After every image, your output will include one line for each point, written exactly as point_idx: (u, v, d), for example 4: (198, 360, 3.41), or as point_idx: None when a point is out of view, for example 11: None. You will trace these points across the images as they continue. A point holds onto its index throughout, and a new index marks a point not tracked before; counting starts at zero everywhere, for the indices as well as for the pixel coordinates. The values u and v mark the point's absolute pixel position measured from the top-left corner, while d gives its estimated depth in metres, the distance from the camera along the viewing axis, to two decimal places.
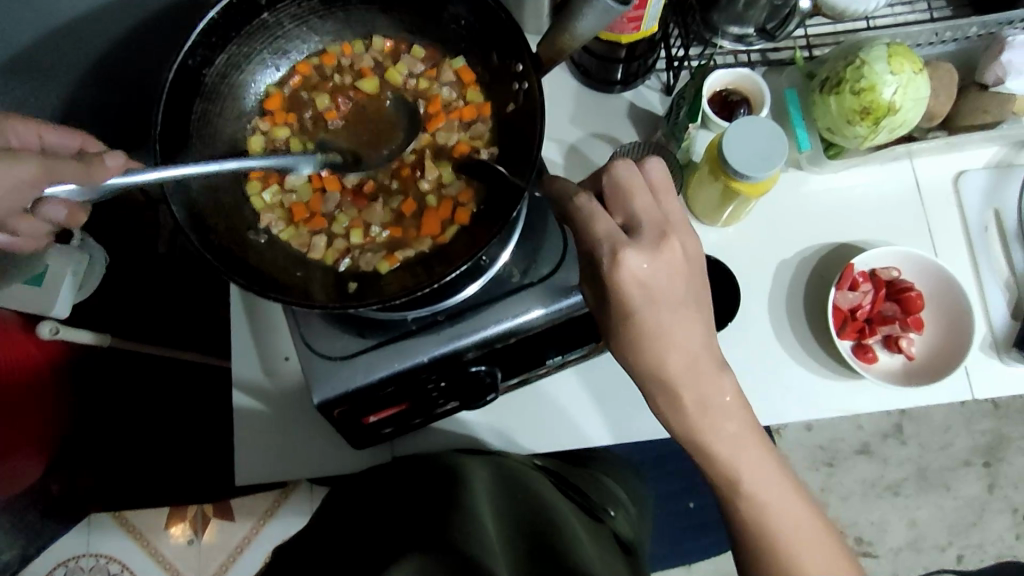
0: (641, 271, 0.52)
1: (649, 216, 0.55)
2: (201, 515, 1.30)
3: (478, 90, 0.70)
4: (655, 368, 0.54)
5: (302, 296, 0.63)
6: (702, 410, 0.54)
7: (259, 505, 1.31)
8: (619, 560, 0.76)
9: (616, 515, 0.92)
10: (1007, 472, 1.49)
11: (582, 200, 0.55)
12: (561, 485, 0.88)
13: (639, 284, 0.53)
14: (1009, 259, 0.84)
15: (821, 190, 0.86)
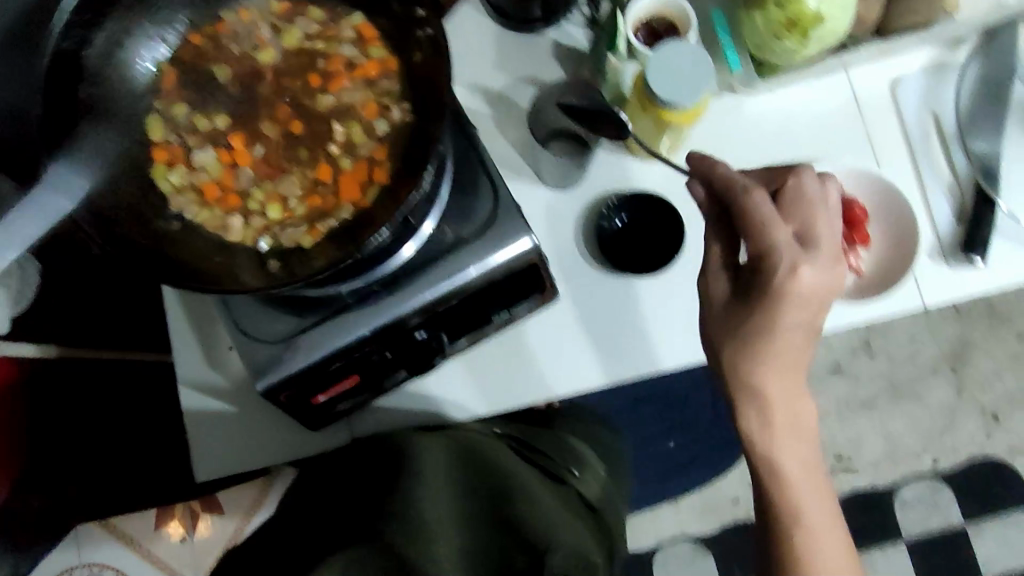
0: (812, 285, 0.60)
1: (824, 237, 0.63)
2: (189, 510, 1.18)
3: (382, 44, 0.66)
4: (757, 387, 0.65)
5: (221, 282, 0.60)
6: (783, 421, 0.66)
7: (247, 495, 1.18)
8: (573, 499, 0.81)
9: (581, 475, 0.92)
10: (973, 374, 1.52)
11: (756, 200, 0.62)
12: (524, 449, 0.90)
13: (810, 294, 0.61)
14: (951, 162, 0.83)
15: (757, 112, 0.84)
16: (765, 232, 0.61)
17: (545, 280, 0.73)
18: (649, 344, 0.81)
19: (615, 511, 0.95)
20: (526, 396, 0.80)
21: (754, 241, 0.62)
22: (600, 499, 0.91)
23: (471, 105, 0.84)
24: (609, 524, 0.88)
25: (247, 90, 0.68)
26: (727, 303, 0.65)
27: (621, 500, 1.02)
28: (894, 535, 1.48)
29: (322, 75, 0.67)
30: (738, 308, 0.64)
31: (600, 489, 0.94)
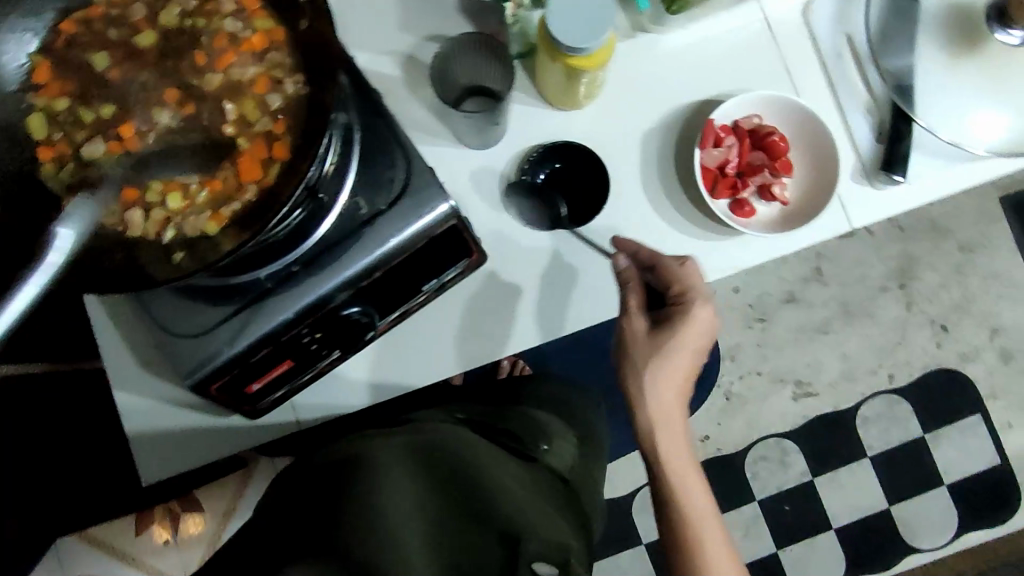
0: (705, 318, 0.76)
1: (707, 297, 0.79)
2: (171, 514, 1.30)
3: (265, 15, 0.63)
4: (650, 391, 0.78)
5: (128, 277, 0.59)
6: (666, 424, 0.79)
7: (224, 497, 1.30)
8: (547, 484, 0.78)
9: (552, 447, 0.85)
10: (921, 288, 1.56)
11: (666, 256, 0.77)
12: (490, 432, 0.85)
13: (701, 325, 0.76)
14: (867, 81, 0.83)
15: (672, 49, 0.82)
16: (685, 274, 0.76)
17: (471, 240, 0.72)
18: (597, 292, 0.81)
19: (592, 480, 0.90)
20: (474, 355, 0.81)
21: (675, 283, 0.76)
22: (575, 469, 0.87)
23: (381, 70, 0.81)
24: (582, 499, 0.84)
25: (130, 76, 0.64)
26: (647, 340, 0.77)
27: (600, 466, 0.95)
28: (857, 452, 1.54)
29: (208, 53, 0.64)
30: (664, 335, 0.77)
31: (575, 458, 0.88)
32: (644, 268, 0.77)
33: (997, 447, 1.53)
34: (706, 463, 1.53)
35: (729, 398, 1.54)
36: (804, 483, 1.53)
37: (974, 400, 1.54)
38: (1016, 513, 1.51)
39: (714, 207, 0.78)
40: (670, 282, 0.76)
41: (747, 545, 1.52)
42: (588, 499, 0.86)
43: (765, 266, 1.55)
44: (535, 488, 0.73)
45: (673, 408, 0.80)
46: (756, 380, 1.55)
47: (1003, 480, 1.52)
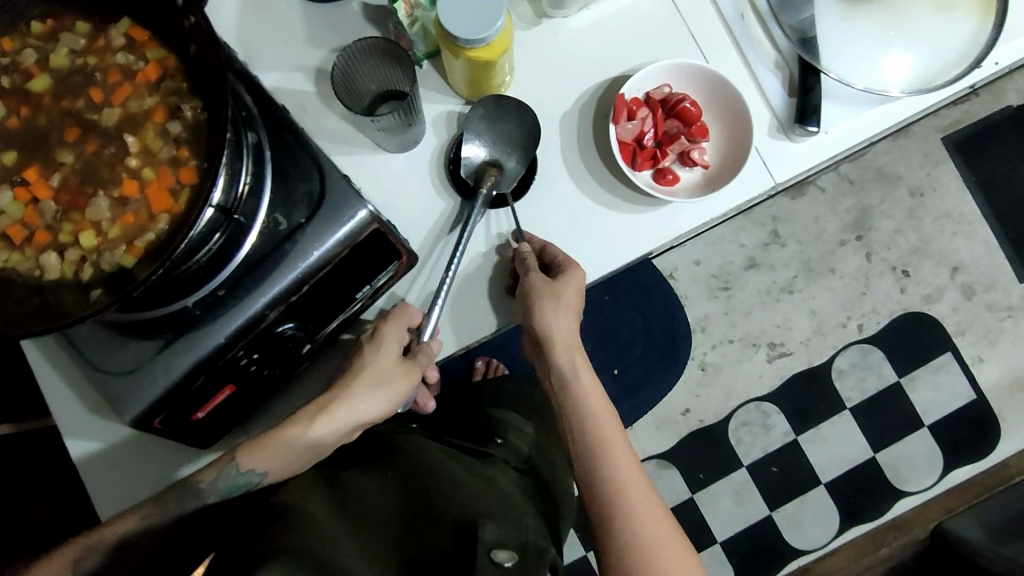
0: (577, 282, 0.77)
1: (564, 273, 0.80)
2: None
3: (155, 43, 0.64)
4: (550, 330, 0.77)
5: (44, 319, 0.58)
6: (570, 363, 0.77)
7: None
8: (504, 472, 0.79)
9: (506, 440, 0.87)
10: (879, 237, 1.58)
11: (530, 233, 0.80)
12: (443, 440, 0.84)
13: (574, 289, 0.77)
14: (773, 40, 0.84)
15: (577, 31, 0.83)
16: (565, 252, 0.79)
17: (397, 240, 0.72)
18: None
19: (557, 469, 0.91)
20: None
21: (560, 253, 0.78)
22: (534, 456, 0.88)
23: (294, 88, 0.82)
24: (546, 486, 0.84)
25: (28, 124, 0.64)
26: (547, 286, 0.75)
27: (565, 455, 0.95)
28: (837, 405, 1.55)
29: (103, 89, 0.64)
30: (555, 286, 0.76)
31: (533, 447, 0.89)
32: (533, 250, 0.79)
33: (972, 381, 1.55)
34: (690, 436, 1.54)
35: (705, 368, 1.56)
36: (789, 443, 1.55)
37: (943, 339, 1.56)
38: (999, 443, 1.53)
39: (636, 179, 0.79)
40: (553, 254, 0.78)
41: (741, 511, 1.53)
42: (554, 481, 0.88)
43: (723, 235, 1.57)
44: (496, 488, 0.71)
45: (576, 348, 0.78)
46: (729, 348, 1.56)
47: (982, 413, 1.54)
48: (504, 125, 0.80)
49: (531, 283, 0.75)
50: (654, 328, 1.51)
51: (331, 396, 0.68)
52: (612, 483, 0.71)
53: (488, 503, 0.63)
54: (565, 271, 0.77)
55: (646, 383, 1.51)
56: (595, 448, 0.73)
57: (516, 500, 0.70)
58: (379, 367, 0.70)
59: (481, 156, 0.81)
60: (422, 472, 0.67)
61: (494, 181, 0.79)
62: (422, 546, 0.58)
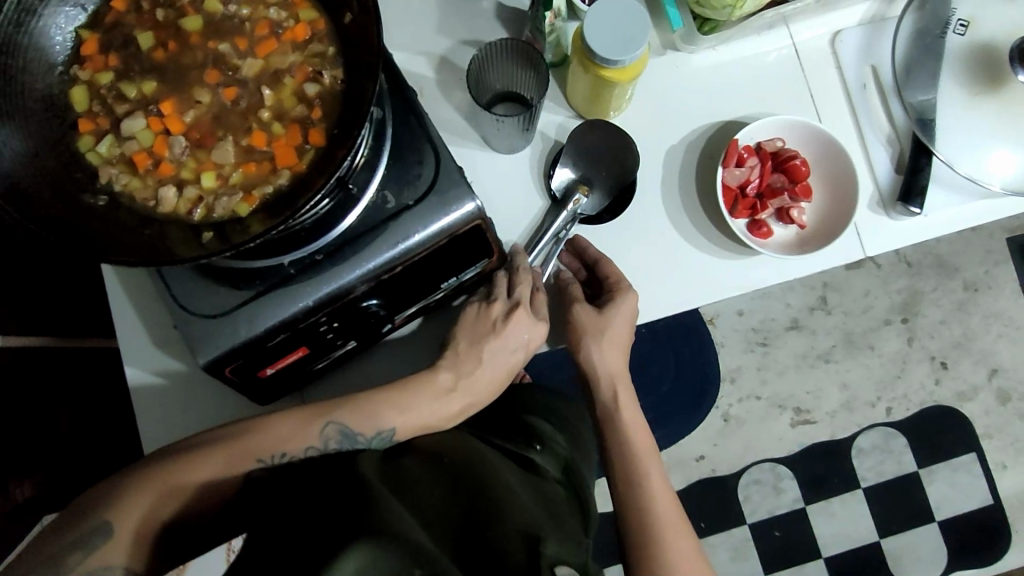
0: (624, 309, 0.77)
1: (614, 273, 0.79)
2: None
3: (309, 6, 0.65)
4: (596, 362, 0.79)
5: (156, 252, 0.59)
6: (621, 389, 0.79)
7: None
8: (546, 485, 0.77)
9: (545, 446, 0.86)
10: (924, 324, 1.56)
11: (582, 242, 0.81)
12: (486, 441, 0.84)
13: (625, 318, 0.78)
14: (890, 115, 0.84)
15: (699, 69, 0.84)
16: (617, 266, 0.79)
17: (496, 237, 0.73)
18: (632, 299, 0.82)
19: (587, 482, 0.90)
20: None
21: (612, 273, 0.79)
22: (569, 467, 0.87)
23: (413, 71, 0.83)
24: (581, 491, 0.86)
25: (172, 58, 0.65)
26: (591, 318, 0.78)
27: (594, 462, 0.95)
28: (851, 483, 1.54)
29: (249, 39, 0.66)
30: (603, 316, 0.77)
31: (567, 456, 0.88)
32: (589, 264, 0.81)
33: (990, 487, 1.53)
34: (700, 483, 1.53)
35: (727, 420, 1.55)
36: (797, 510, 1.53)
37: (969, 438, 1.54)
38: (1005, 554, 1.51)
39: (733, 225, 0.79)
40: (605, 272, 0.79)
41: (734, 568, 1.52)
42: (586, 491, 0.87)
43: (772, 291, 1.56)
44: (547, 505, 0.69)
45: (625, 372, 0.80)
46: (756, 404, 1.55)
47: (995, 520, 1.52)
48: (605, 149, 0.81)
49: (576, 316, 0.78)
50: (685, 368, 1.50)
51: (469, 400, 0.75)
52: (657, 520, 0.70)
53: (535, 511, 0.64)
54: (614, 296, 0.77)
55: (667, 422, 1.50)
56: (640, 475, 0.73)
57: (562, 514, 0.70)
58: (503, 362, 0.77)
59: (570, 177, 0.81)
60: (476, 464, 0.67)
61: (580, 204, 0.80)
62: (481, 535, 0.57)
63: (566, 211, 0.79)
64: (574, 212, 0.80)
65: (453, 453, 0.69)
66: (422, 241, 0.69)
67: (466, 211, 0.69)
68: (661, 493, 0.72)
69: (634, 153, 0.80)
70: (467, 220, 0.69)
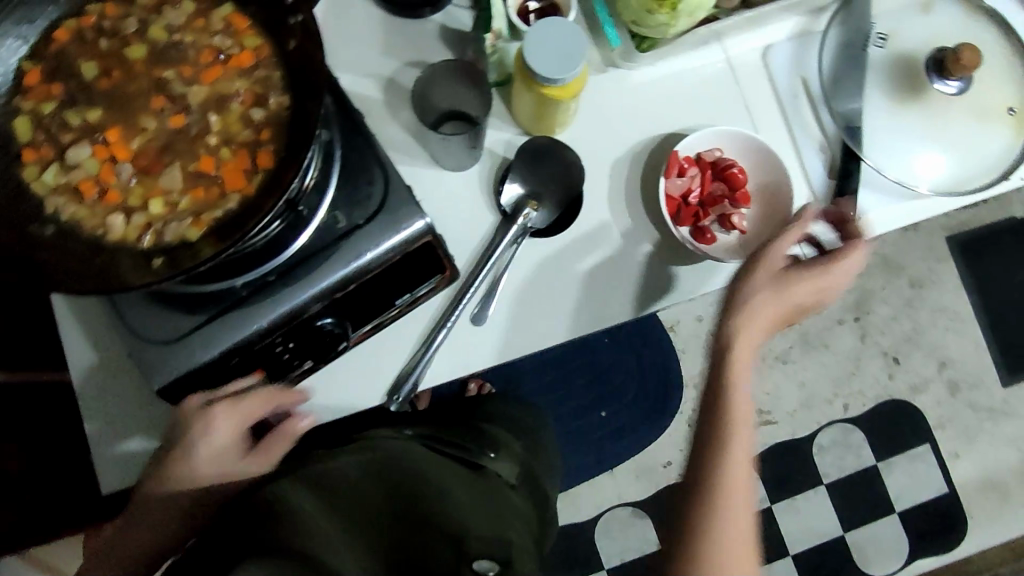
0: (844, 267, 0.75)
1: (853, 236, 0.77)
2: None
3: (254, 33, 0.66)
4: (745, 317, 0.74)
5: (105, 278, 0.59)
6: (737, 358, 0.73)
7: None
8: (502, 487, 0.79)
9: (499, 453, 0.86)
10: (875, 321, 1.63)
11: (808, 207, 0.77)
12: (436, 445, 0.85)
13: (838, 278, 0.76)
14: (821, 123, 0.88)
15: (639, 83, 0.87)
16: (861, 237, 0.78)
17: (447, 253, 0.75)
18: (587, 305, 0.84)
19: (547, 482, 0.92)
20: (451, 367, 0.82)
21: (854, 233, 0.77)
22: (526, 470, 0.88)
23: (362, 93, 0.84)
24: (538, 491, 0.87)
25: (118, 87, 0.66)
26: (778, 269, 0.75)
27: (552, 470, 0.98)
28: (814, 480, 1.58)
29: (194, 67, 0.66)
30: (807, 263, 0.75)
31: (522, 461, 0.89)
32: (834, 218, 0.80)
33: (946, 476, 1.59)
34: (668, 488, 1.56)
35: (691, 425, 1.58)
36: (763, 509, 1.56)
37: (923, 430, 1.60)
38: (963, 541, 1.56)
39: (678, 233, 0.82)
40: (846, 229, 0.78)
41: None
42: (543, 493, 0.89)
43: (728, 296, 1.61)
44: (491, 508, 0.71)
45: (755, 340, 0.74)
46: None
47: (952, 508, 1.57)
48: (552, 165, 0.84)
49: (772, 248, 0.75)
50: (648, 374, 1.50)
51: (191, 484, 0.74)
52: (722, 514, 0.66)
53: (478, 516, 0.67)
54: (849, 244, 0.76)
55: (632, 431, 1.49)
56: (715, 447, 0.69)
57: (511, 511, 0.74)
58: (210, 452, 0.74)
59: (519, 194, 0.84)
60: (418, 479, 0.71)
61: (530, 218, 0.82)
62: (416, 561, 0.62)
63: (516, 227, 0.81)
64: (524, 227, 0.82)
65: (397, 471, 0.73)
66: (371, 259, 0.70)
67: (415, 230, 0.70)
68: (737, 484, 0.68)
69: (580, 168, 0.84)
70: (419, 236, 0.71)
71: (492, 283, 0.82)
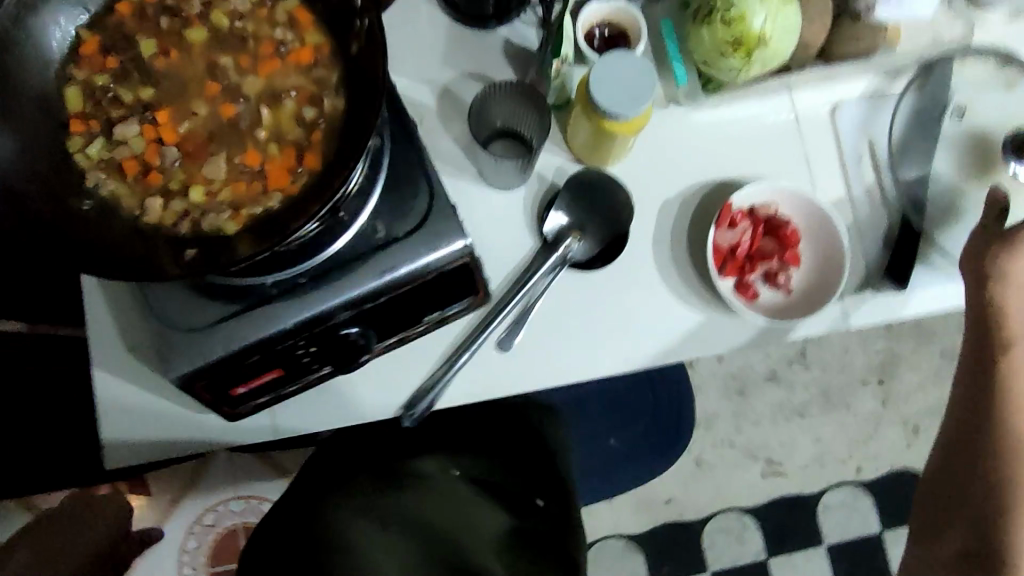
0: None
1: None
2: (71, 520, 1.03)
3: (317, 30, 0.65)
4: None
5: (137, 263, 0.58)
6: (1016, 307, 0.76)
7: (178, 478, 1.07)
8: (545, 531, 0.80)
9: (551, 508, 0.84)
10: (900, 387, 1.58)
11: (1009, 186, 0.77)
12: (488, 495, 0.84)
13: None
14: (883, 189, 0.85)
15: (701, 124, 0.85)
16: None
17: (481, 276, 0.73)
18: (616, 345, 0.81)
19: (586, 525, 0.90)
20: (471, 390, 0.80)
21: None
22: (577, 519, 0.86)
23: (416, 98, 0.83)
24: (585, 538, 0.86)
25: (173, 68, 0.65)
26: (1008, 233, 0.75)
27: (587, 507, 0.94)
28: (816, 539, 1.53)
29: (252, 57, 0.65)
30: None
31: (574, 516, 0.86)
32: None
33: None
34: (666, 526, 1.52)
35: (698, 465, 1.54)
36: (759, 562, 1.52)
37: None
38: None
39: (721, 286, 0.79)
40: None
41: None
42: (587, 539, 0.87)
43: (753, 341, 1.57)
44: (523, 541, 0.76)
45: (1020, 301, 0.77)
46: (728, 452, 1.55)
47: None
48: (600, 199, 0.81)
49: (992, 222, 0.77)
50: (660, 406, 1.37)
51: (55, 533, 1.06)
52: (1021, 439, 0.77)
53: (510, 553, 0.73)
54: None
55: (633, 461, 1.30)
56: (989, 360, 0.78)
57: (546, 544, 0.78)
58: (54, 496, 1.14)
59: (564, 224, 0.81)
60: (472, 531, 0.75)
61: (571, 249, 0.80)
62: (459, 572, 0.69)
63: (556, 256, 0.79)
64: (564, 258, 0.79)
65: (443, 520, 0.76)
66: (409, 274, 0.68)
67: (455, 250, 0.68)
68: None
69: (628, 204, 0.81)
70: (460, 256, 0.69)
71: (522, 311, 0.80)
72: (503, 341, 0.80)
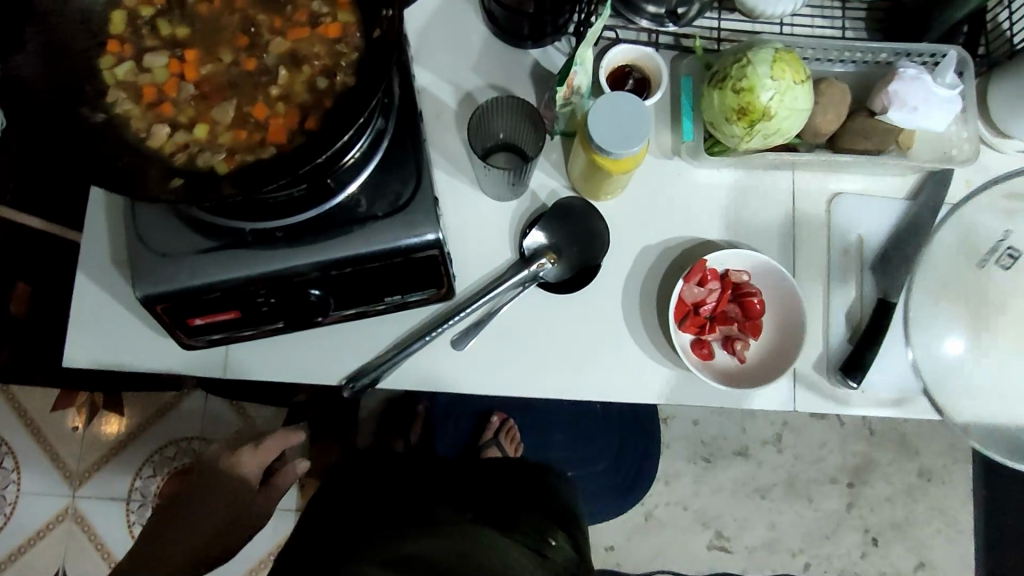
0: None
1: None
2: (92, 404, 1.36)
3: (350, 10, 0.69)
4: None
5: (126, 180, 0.62)
6: None
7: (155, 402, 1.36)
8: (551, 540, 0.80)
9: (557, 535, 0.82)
10: (868, 494, 1.55)
11: None
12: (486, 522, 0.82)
13: None
14: (861, 285, 0.86)
15: (697, 182, 0.87)
16: None
17: (446, 271, 0.76)
18: (564, 370, 0.83)
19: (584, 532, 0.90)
20: (416, 378, 0.83)
21: None
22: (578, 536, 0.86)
23: (438, 95, 0.87)
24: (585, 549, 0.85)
25: (211, 15, 0.70)
26: None
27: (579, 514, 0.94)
28: None
29: (285, 20, 0.69)
30: None
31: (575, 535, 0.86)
32: None
33: None
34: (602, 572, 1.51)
35: (648, 519, 1.53)
36: None
37: None
38: None
39: (676, 339, 0.81)
40: None
41: None
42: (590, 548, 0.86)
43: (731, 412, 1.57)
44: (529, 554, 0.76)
45: None
46: (681, 513, 1.53)
47: None
48: (580, 228, 0.84)
49: None
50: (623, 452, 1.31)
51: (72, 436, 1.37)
52: None
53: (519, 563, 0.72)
54: None
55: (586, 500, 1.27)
56: None
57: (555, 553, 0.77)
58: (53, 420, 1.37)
59: (539, 243, 0.83)
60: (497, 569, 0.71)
61: (544, 268, 0.81)
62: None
63: (525, 271, 0.80)
64: (534, 274, 0.81)
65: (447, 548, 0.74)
66: (378, 251, 0.71)
67: (425, 239, 0.71)
68: None
69: (604, 238, 0.83)
70: (429, 246, 0.72)
71: (481, 316, 0.82)
72: (457, 340, 0.82)
